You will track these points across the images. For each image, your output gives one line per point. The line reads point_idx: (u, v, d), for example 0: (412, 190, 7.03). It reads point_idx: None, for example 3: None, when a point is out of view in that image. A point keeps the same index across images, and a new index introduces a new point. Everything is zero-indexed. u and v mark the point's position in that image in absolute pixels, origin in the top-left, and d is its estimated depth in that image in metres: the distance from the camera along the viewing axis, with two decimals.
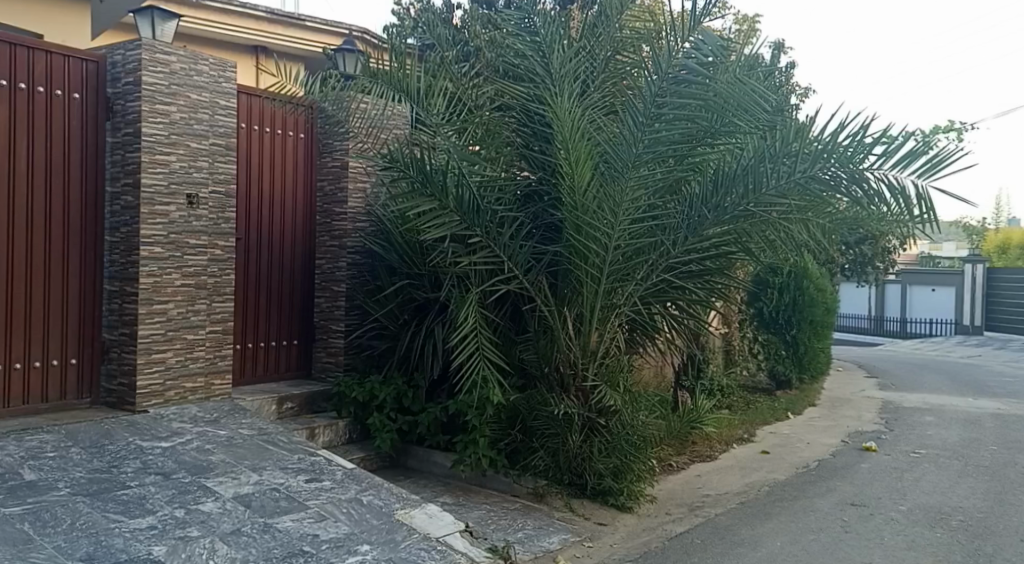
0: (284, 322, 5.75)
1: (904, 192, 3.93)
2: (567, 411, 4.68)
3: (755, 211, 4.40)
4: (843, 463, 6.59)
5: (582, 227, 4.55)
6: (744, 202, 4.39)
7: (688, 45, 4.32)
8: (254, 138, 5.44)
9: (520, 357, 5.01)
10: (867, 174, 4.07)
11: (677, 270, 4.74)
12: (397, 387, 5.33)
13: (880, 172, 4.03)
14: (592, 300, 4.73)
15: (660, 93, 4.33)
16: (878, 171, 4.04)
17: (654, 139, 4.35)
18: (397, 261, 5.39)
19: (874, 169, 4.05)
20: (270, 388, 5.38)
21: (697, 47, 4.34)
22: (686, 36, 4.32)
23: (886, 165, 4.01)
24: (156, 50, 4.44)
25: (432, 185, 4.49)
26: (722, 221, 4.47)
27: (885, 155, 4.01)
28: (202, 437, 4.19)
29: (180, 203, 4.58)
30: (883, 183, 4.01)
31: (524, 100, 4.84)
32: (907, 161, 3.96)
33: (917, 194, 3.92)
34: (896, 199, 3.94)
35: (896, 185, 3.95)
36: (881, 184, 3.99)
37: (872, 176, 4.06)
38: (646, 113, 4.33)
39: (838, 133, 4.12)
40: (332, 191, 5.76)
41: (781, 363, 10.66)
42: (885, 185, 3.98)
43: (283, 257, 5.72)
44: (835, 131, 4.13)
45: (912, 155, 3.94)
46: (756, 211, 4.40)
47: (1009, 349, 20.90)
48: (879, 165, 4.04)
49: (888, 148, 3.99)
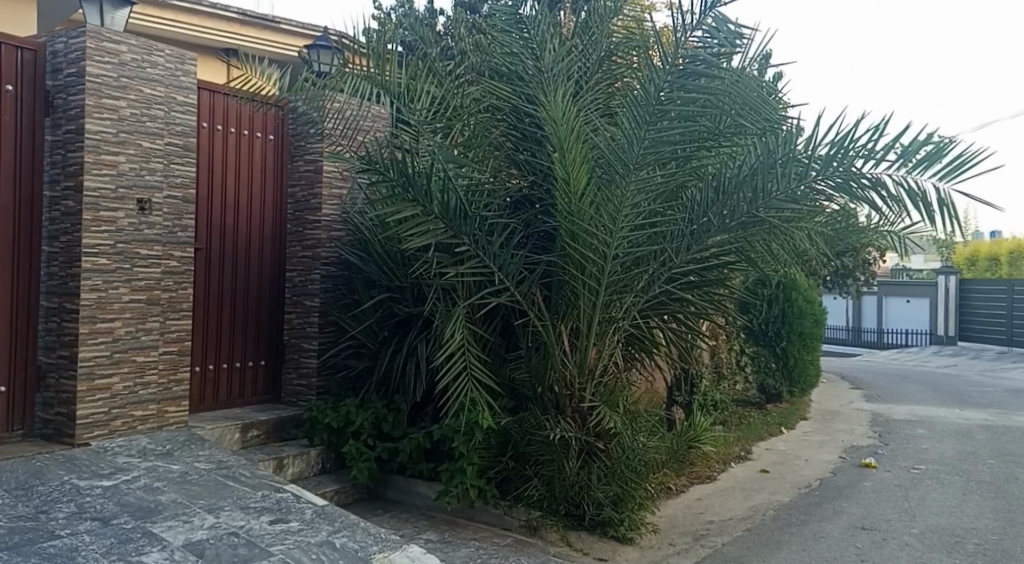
0: (250, 341, 5.26)
1: (925, 198, 3.49)
2: (564, 435, 4.23)
3: (764, 217, 3.98)
4: (845, 481, 5.83)
5: (578, 234, 4.13)
6: (752, 205, 3.97)
7: (700, 30, 3.84)
8: (216, 139, 4.96)
9: (511, 377, 4.61)
10: (882, 177, 3.66)
11: (678, 281, 4.36)
12: (375, 411, 4.85)
13: (898, 175, 3.61)
14: (589, 313, 4.30)
15: (668, 84, 3.80)
16: (895, 174, 3.62)
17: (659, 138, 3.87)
18: (376, 273, 4.98)
19: (891, 173, 3.63)
20: (233, 414, 4.90)
21: (710, 34, 3.86)
22: (693, 29, 3.83)
23: (903, 168, 3.59)
24: (102, 37, 3.97)
25: (415, 188, 4.02)
26: (727, 228, 4.06)
27: (901, 158, 3.61)
28: (152, 474, 3.71)
29: (130, 208, 4.10)
30: (903, 188, 3.58)
31: (513, 102, 4.42)
32: (926, 163, 3.53)
33: (940, 199, 3.48)
34: (916, 205, 3.50)
35: (915, 190, 3.52)
36: (900, 190, 3.57)
37: (889, 179, 3.63)
38: (652, 102, 3.80)
39: (852, 133, 3.68)
40: (305, 198, 5.31)
41: (771, 377, 10.38)
42: (903, 191, 3.57)
43: (249, 270, 5.23)
44: (848, 133, 3.70)
45: (931, 157, 3.51)
46: (765, 217, 3.98)
47: (986, 358, 20.86)
48: (896, 169, 3.62)
49: (905, 149, 3.58)
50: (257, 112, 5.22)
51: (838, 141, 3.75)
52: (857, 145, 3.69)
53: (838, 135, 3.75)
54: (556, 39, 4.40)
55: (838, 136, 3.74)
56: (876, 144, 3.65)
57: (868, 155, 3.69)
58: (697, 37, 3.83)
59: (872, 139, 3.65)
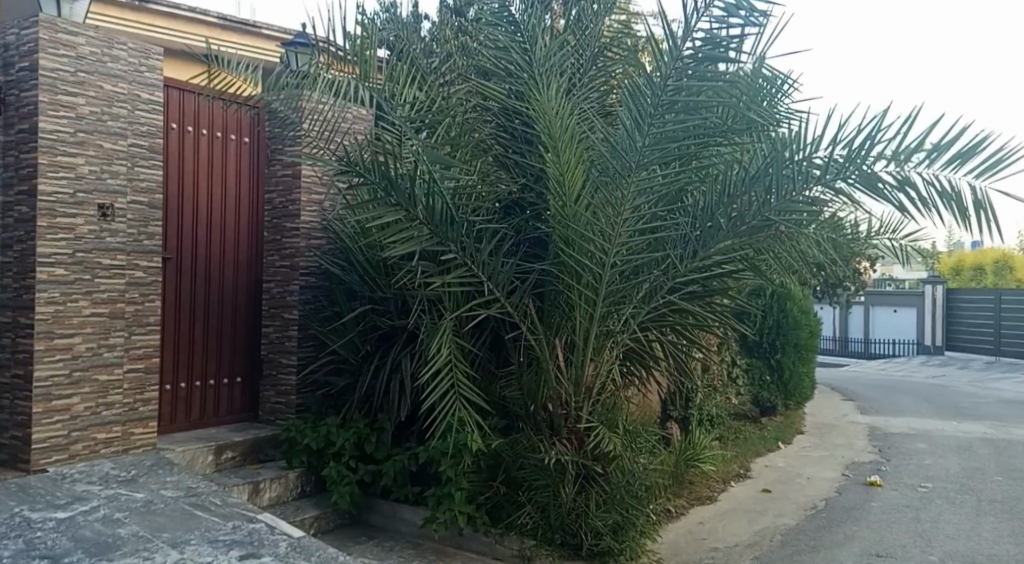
0: (226, 356, 4.96)
1: (960, 200, 3.21)
2: (559, 459, 3.97)
3: (780, 220, 3.67)
4: (851, 502, 5.59)
5: (572, 240, 3.91)
6: (765, 206, 3.67)
7: (717, 9, 3.44)
8: (186, 141, 4.69)
9: (501, 395, 4.36)
10: (912, 177, 3.36)
11: (682, 290, 4.09)
12: (357, 431, 4.53)
13: (928, 174, 3.32)
14: (586, 325, 4.05)
15: (675, 73, 3.51)
16: (925, 172, 3.33)
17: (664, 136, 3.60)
18: (358, 284, 4.65)
19: (920, 172, 3.34)
20: (205, 435, 4.59)
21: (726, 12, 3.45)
22: (708, 8, 3.43)
23: (933, 165, 3.30)
24: (58, 29, 3.70)
25: (397, 191, 3.76)
26: (738, 232, 3.76)
27: (931, 154, 3.32)
28: (113, 504, 3.39)
29: (91, 214, 3.82)
30: (934, 188, 3.28)
31: (503, 100, 4.21)
32: (959, 160, 3.24)
33: (976, 200, 3.20)
34: (950, 207, 3.21)
35: (948, 190, 3.24)
36: (931, 191, 3.27)
37: (919, 179, 3.34)
38: (657, 95, 3.51)
39: (878, 125, 3.39)
40: (282, 204, 5.02)
41: (767, 390, 10.16)
42: (934, 191, 3.27)
43: (224, 281, 4.94)
44: (872, 129, 3.42)
45: (964, 153, 3.22)
46: (781, 219, 3.66)
47: (976, 368, 20.76)
48: (925, 167, 3.33)
49: (936, 145, 3.29)
50: (229, 113, 4.96)
51: (868, 132, 3.43)
52: (883, 140, 3.41)
53: (867, 128, 3.44)
54: (549, 33, 4.20)
55: (865, 130, 3.44)
56: (903, 141, 3.37)
57: (899, 150, 3.39)
58: (709, 20, 3.44)
59: (898, 134, 3.38)
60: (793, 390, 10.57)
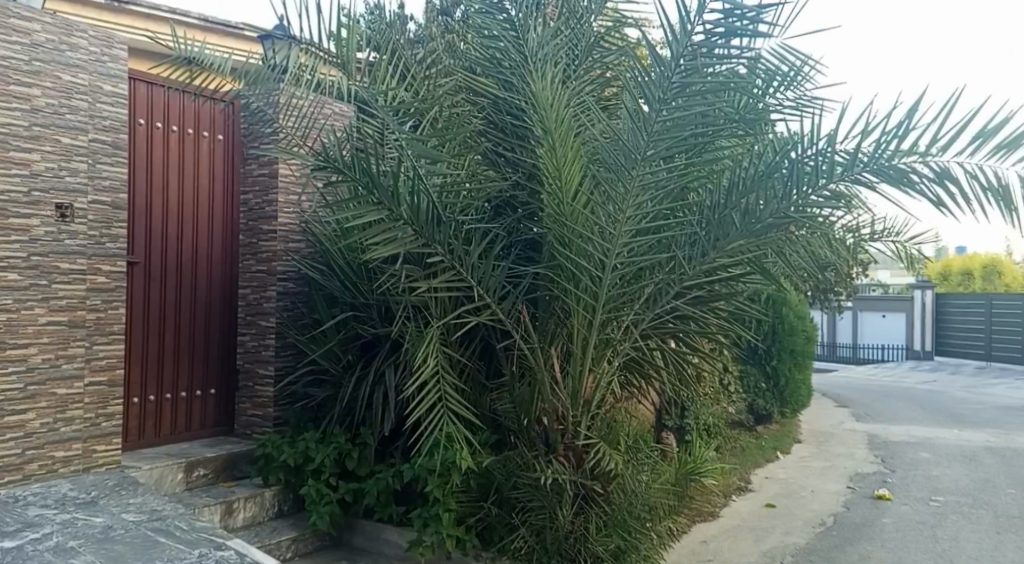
0: (199, 367, 4.64)
1: (1008, 193, 2.95)
2: (555, 478, 3.67)
3: (800, 219, 3.41)
4: (862, 518, 5.35)
5: (570, 241, 3.73)
6: (784, 203, 3.42)
7: None
8: (155, 138, 4.41)
9: (492, 407, 4.10)
10: (952, 168, 3.09)
11: (687, 296, 3.85)
12: (338, 446, 4.20)
13: (971, 165, 3.05)
14: (584, 332, 3.83)
15: (688, 54, 3.25)
16: (967, 163, 3.06)
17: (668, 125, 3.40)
18: (338, 290, 4.36)
19: (963, 162, 3.07)
20: (175, 451, 4.28)
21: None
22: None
23: (977, 154, 3.04)
24: (10, 13, 3.41)
25: (380, 190, 3.44)
26: (754, 231, 3.50)
27: (976, 141, 3.05)
28: (67, 530, 3.04)
29: (47, 215, 3.52)
30: (978, 179, 3.01)
31: (496, 94, 4.03)
32: (1004, 149, 2.99)
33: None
34: (995, 199, 2.96)
35: (994, 182, 2.97)
36: (974, 181, 3.01)
37: (961, 170, 3.07)
38: (670, 77, 3.26)
39: (908, 120, 3.18)
40: (258, 205, 4.71)
41: (763, 398, 9.90)
42: (978, 185, 2.99)
43: (196, 287, 4.63)
44: (901, 122, 3.19)
45: (1011, 141, 2.98)
46: (801, 219, 3.41)
47: (969, 374, 20.66)
48: (969, 157, 3.06)
49: (982, 131, 3.03)
50: (203, 110, 4.68)
51: (902, 123, 3.20)
52: (916, 131, 3.16)
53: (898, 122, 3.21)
54: (542, 21, 4.00)
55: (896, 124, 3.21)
56: (938, 130, 3.13)
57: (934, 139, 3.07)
58: None
59: (934, 122, 3.13)
60: (790, 397, 10.33)
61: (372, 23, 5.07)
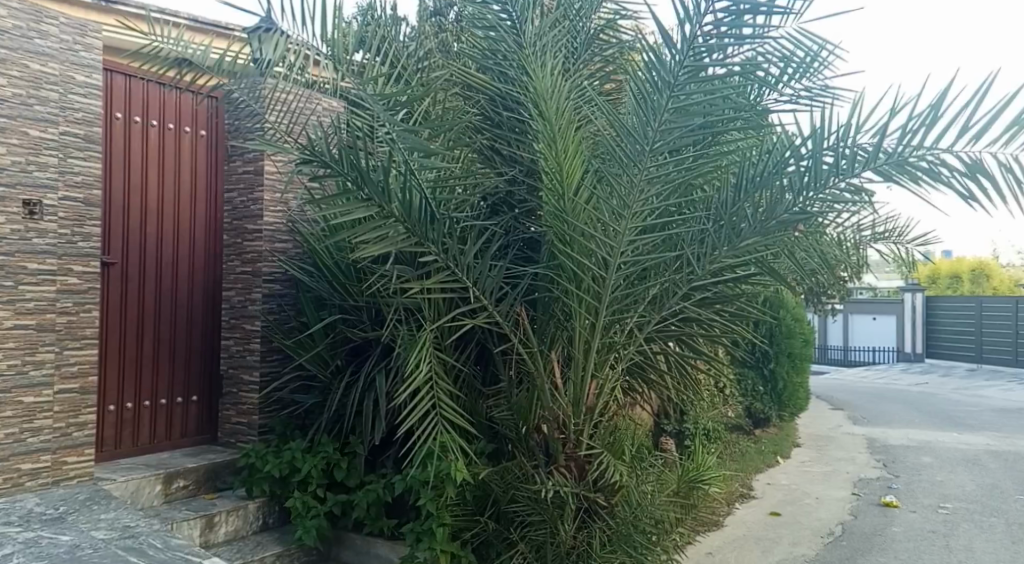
0: (180, 374, 4.35)
1: None
2: (557, 491, 3.47)
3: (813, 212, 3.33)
4: (871, 528, 5.21)
5: (572, 239, 3.55)
6: (797, 195, 3.34)
7: None
8: (133, 132, 4.12)
9: (489, 414, 3.89)
10: (986, 159, 2.90)
11: (696, 297, 3.70)
12: (326, 456, 3.96)
13: (1005, 155, 2.87)
14: (586, 336, 3.66)
15: (702, 35, 3.04)
16: (1000, 152, 2.88)
17: (683, 114, 3.18)
18: (326, 291, 4.13)
19: (998, 152, 2.88)
20: (154, 461, 3.98)
21: None
22: None
23: (1012, 144, 2.85)
24: None
25: (370, 185, 3.22)
26: (768, 230, 3.39)
27: (1011, 130, 2.87)
28: (29, 550, 2.78)
29: (15, 212, 3.29)
30: (1013, 170, 2.84)
31: (496, 91, 3.79)
32: None
33: None
34: None
35: None
36: (1007, 173, 2.84)
37: (994, 161, 2.88)
38: (684, 62, 3.08)
39: (937, 108, 3.00)
40: (243, 204, 4.44)
41: (761, 401, 9.72)
42: (1012, 177, 2.83)
43: (176, 289, 4.34)
44: (930, 108, 3.00)
45: None
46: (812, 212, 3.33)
47: (963, 376, 20.63)
48: (1003, 146, 2.87)
49: (1017, 119, 2.84)
50: (185, 103, 4.40)
51: (932, 110, 3.01)
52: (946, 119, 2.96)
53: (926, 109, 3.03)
54: (540, 9, 3.82)
55: (923, 114, 3.03)
56: None
57: (964, 129, 2.88)
58: None
59: None
60: (789, 401, 10.16)
61: (361, 15, 4.86)
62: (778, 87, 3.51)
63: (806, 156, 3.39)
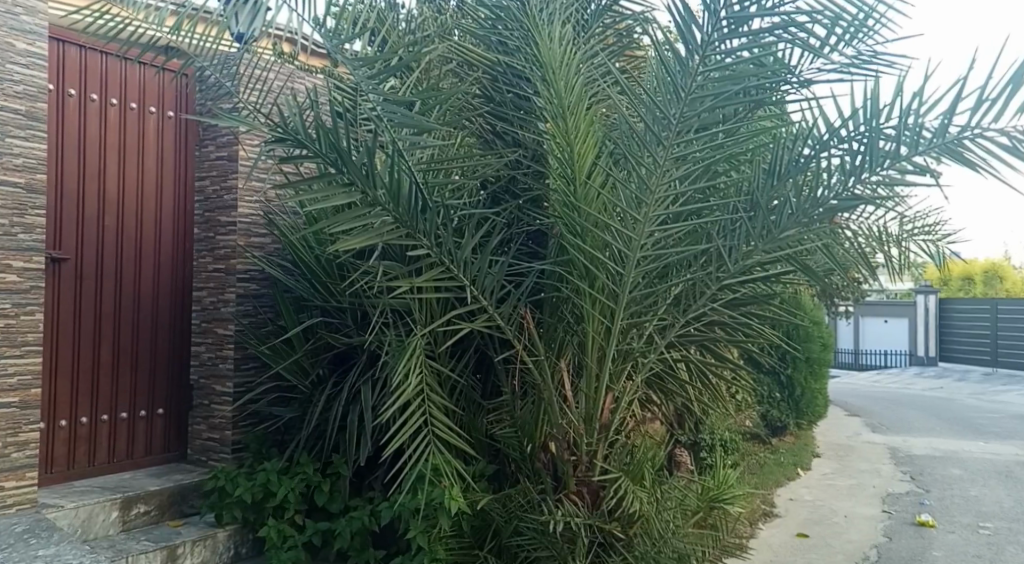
0: (144, 383, 3.90)
1: None
2: (567, 522, 3.02)
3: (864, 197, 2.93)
4: (910, 552, 4.76)
5: (585, 231, 3.11)
6: (849, 177, 2.95)
7: None
8: (90, 111, 3.68)
9: (489, 431, 3.43)
10: None
11: (723, 297, 3.29)
12: (305, 478, 3.50)
13: None
14: (600, 342, 3.23)
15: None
16: None
17: (716, 81, 2.73)
18: (307, 292, 3.68)
19: None
20: (112, 483, 3.53)
21: None
22: None
23: None
24: None
25: (352, 167, 2.75)
26: (812, 219, 3.00)
27: None
28: None
29: None
30: None
31: (492, 64, 3.40)
32: None
33: None
34: None
35: None
36: None
37: None
38: (720, 12, 2.61)
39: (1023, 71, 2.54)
40: (215, 193, 4.01)
41: (778, 409, 9.22)
42: None
43: (139, 289, 3.89)
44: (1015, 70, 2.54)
45: None
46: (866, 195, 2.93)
47: (978, 380, 20.09)
48: None
49: None
50: (150, 81, 3.95)
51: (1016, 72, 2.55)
52: None
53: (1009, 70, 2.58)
54: None
55: (1006, 77, 2.57)
56: None
57: None
58: None
59: None
60: (806, 408, 9.66)
61: None
62: (823, 52, 3.04)
63: (856, 133, 3.02)
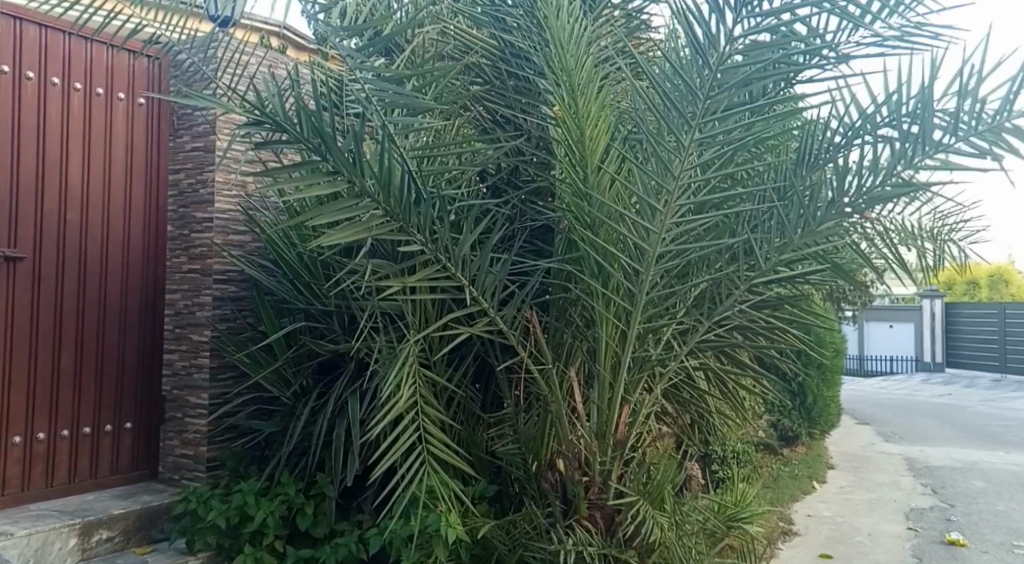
0: (111, 395, 3.57)
1: None
2: (579, 552, 2.68)
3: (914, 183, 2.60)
4: None
5: (597, 225, 2.80)
6: (896, 163, 2.62)
7: None
8: (50, 96, 3.37)
9: (490, 447, 3.10)
10: None
11: (751, 299, 2.96)
12: (286, 500, 3.16)
13: None
14: (615, 349, 2.90)
15: None
16: None
17: (747, 51, 2.41)
18: (289, 295, 3.35)
19: None
20: (74, 506, 3.20)
21: None
22: None
23: None
24: None
25: (336, 153, 2.40)
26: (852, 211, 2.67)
27: None
28: None
29: None
30: None
31: (490, 41, 3.10)
32: None
33: None
34: None
35: None
36: None
37: None
38: None
39: None
40: (191, 187, 3.70)
41: (790, 418, 8.85)
42: None
43: (106, 290, 3.57)
44: None
45: None
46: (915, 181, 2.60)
47: (989, 387, 19.70)
48: None
49: None
50: (118, 65, 3.64)
51: None
52: None
53: None
54: None
55: None
56: None
57: None
58: None
59: None
60: (818, 418, 9.30)
61: None
62: (863, 22, 2.73)
63: (900, 114, 2.68)
